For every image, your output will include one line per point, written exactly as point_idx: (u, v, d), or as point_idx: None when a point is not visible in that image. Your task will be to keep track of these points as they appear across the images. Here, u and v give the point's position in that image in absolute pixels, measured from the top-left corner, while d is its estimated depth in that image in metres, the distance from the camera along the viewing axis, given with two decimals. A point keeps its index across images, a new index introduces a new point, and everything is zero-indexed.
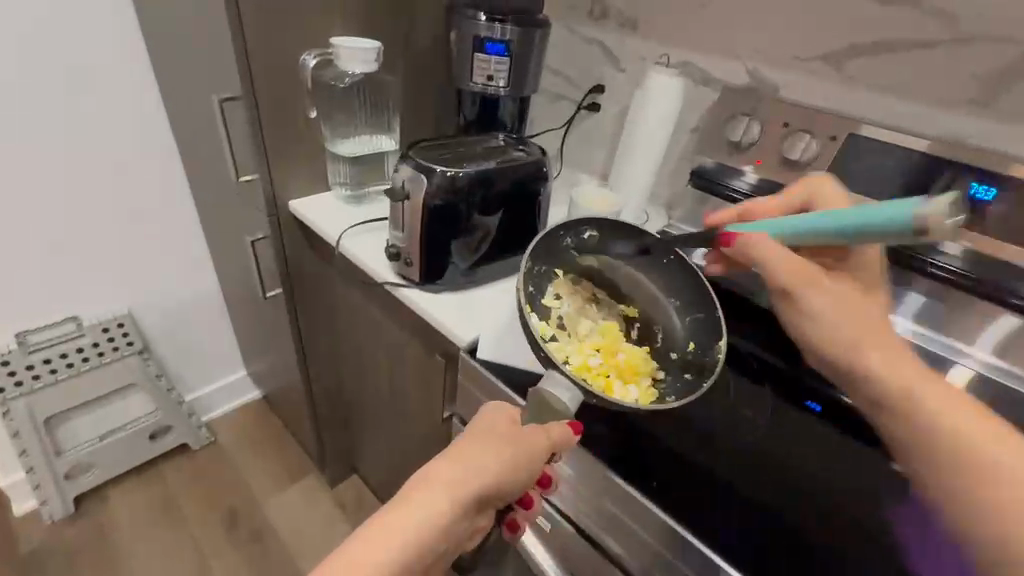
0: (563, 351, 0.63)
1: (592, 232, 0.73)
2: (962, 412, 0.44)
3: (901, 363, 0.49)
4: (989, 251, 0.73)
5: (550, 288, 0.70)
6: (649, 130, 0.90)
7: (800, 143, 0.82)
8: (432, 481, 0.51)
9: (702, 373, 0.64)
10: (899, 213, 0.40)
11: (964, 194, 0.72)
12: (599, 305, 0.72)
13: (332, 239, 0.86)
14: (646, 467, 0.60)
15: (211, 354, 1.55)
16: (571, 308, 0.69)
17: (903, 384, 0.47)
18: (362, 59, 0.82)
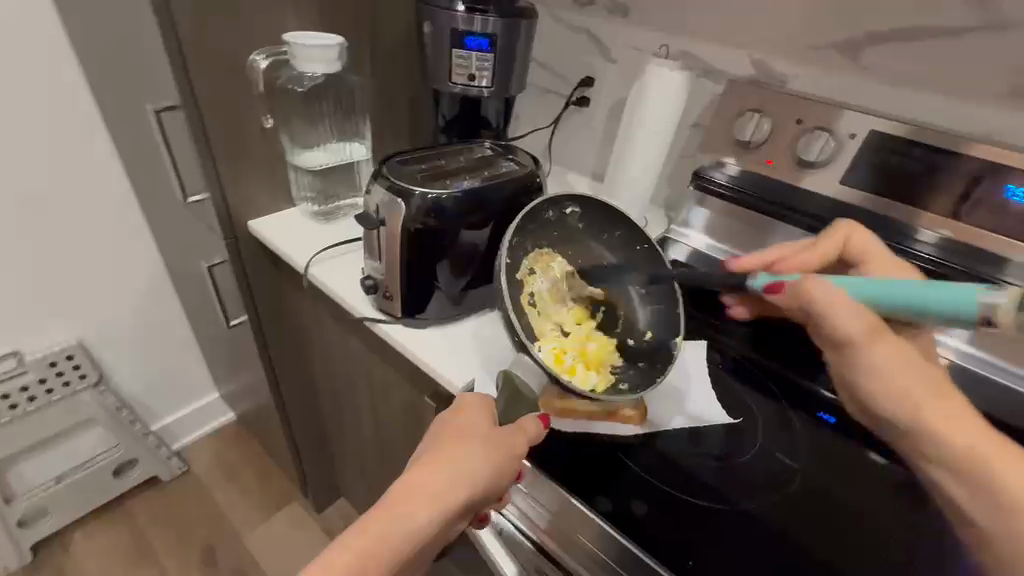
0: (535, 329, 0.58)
1: (574, 207, 0.65)
2: (976, 431, 0.39)
3: (915, 369, 0.42)
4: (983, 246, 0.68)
5: (527, 262, 0.61)
6: (649, 131, 0.81)
7: (815, 141, 0.75)
8: (425, 477, 0.48)
9: (656, 367, 0.61)
10: (964, 305, 0.40)
11: (1000, 196, 0.66)
12: (571, 287, 0.64)
13: (299, 265, 0.76)
14: (683, 541, 0.47)
15: (177, 379, 1.43)
16: (546, 287, 0.62)
17: (916, 399, 0.41)
18: (324, 59, 0.71)
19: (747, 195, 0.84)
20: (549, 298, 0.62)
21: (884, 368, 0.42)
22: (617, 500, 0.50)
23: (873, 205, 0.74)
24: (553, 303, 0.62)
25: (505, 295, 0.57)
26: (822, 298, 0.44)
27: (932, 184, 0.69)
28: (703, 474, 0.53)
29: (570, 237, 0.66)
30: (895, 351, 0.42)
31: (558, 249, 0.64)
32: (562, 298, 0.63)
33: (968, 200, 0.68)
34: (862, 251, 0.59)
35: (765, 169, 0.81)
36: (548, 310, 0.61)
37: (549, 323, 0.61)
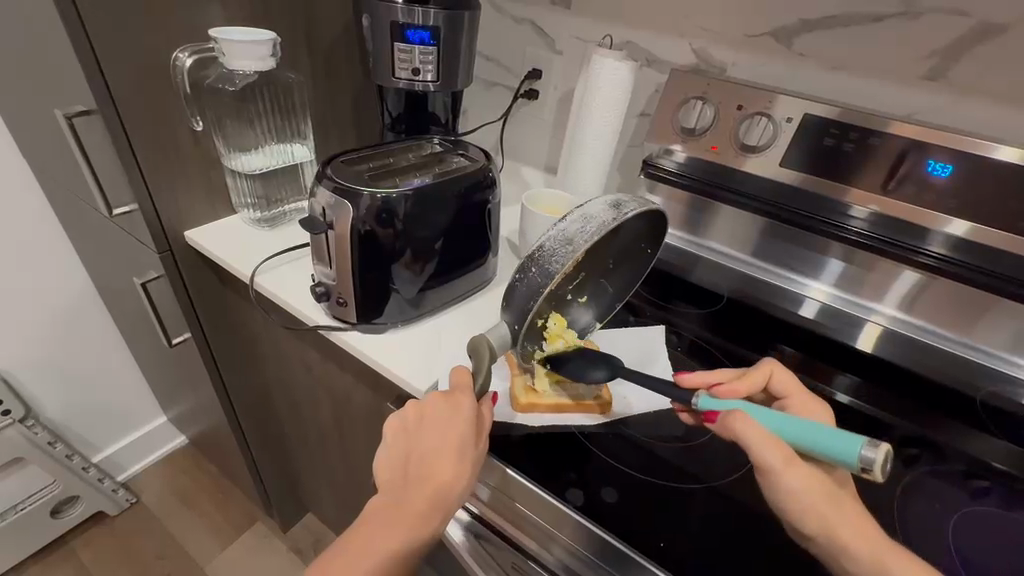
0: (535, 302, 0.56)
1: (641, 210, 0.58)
2: (872, 540, 0.42)
3: (826, 490, 0.43)
4: (917, 220, 0.71)
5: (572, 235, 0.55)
6: (599, 121, 0.82)
7: (756, 127, 0.78)
8: (416, 491, 0.46)
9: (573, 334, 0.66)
10: (846, 453, 0.42)
11: (921, 172, 0.70)
12: None
13: (244, 277, 0.72)
14: (660, 527, 0.48)
15: (116, 405, 1.34)
16: None
17: (831, 519, 0.42)
18: (257, 56, 0.67)
19: (691, 178, 0.87)
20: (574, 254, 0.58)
21: (801, 492, 0.43)
22: (588, 491, 0.51)
23: (812, 185, 0.77)
24: None
25: (544, 292, 0.53)
26: (747, 436, 0.44)
27: (867, 163, 0.73)
28: (680, 460, 0.54)
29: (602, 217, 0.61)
30: (811, 475, 0.43)
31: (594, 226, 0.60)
32: None
33: (896, 178, 0.71)
34: (783, 389, 0.56)
35: (711, 155, 0.84)
36: None
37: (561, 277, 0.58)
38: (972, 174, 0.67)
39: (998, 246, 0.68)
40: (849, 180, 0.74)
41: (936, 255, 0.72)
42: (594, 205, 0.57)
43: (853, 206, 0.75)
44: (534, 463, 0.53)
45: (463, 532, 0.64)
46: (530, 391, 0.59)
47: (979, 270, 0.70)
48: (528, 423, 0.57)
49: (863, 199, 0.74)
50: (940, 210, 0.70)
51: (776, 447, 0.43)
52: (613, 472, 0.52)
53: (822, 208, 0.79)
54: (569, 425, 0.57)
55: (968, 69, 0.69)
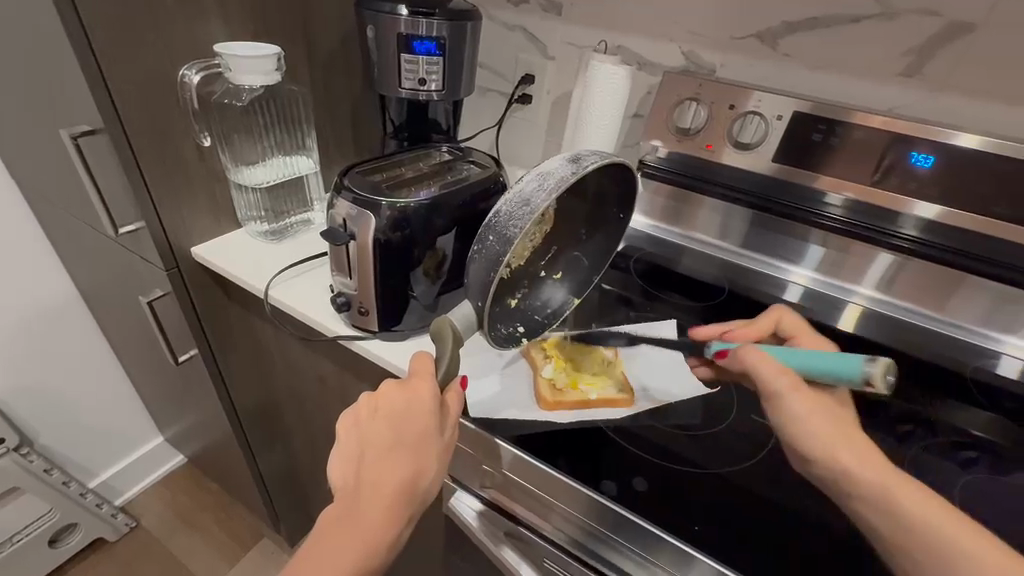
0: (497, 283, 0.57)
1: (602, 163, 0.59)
2: (880, 469, 0.44)
3: (826, 419, 0.48)
4: (880, 202, 0.77)
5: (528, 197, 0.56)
6: (597, 123, 0.84)
7: (748, 125, 0.82)
8: (383, 485, 0.47)
9: (550, 318, 0.67)
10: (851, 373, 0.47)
11: (904, 162, 0.74)
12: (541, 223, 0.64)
13: (257, 291, 0.72)
14: (687, 511, 0.50)
15: (112, 428, 1.31)
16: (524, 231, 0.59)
17: (834, 447, 0.46)
18: (262, 70, 0.67)
19: (675, 175, 0.92)
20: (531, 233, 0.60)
21: (806, 416, 0.48)
22: (620, 482, 0.53)
23: (789, 176, 0.81)
24: None
25: (502, 260, 0.53)
26: (755, 365, 0.51)
27: (851, 158, 0.77)
28: (701, 448, 0.56)
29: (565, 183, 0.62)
30: (812, 402, 0.49)
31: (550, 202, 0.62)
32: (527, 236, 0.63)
33: (880, 169, 0.75)
34: (790, 329, 0.64)
35: (707, 153, 0.87)
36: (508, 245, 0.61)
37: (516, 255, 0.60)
38: (951, 164, 0.71)
39: (972, 228, 0.72)
40: (836, 172, 0.78)
41: (913, 238, 0.78)
42: (556, 161, 0.58)
43: (828, 193, 0.80)
44: (561, 455, 0.55)
45: (477, 522, 0.66)
46: (555, 389, 0.61)
47: (952, 250, 0.76)
48: (552, 421, 0.58)
49: (834, 185, 0.79)
50: (920, 197, 0.74)
51: (778, 369, 0.50)
52: (642, 465, 0.54)
53: (799, 196, 0.84)
54: (595, 419, 0.59)
55: (943, 65, 0.74)
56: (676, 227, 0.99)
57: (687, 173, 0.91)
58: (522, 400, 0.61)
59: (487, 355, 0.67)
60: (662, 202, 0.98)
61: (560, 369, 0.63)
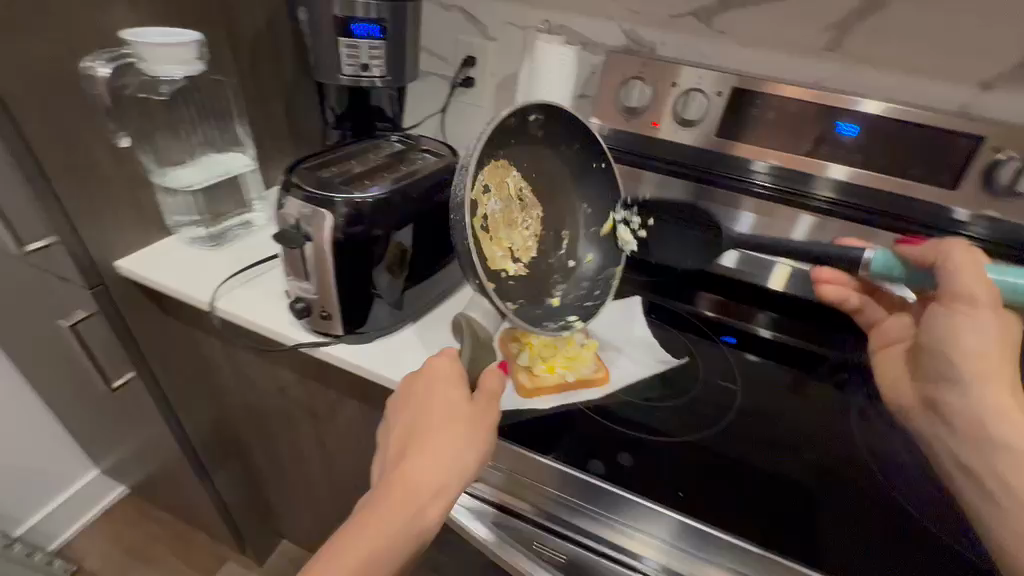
0: (488, 256, 0.58)
1: (535, 113, 0.61)
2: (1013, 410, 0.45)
3: (991, 343, 0.47)
4: (795, 165, 0.82)
5: (481, 177, 0.57)
6: (546, 105, 0.83)
7: (692, 101, 0.84)
8: (401, 485, 0.43)
9: (594, 298, 0.66)
10: None
11: (833, 131, 0.79)
12: (523, 207, 0.64)
13: (202, 303, 0.66)
14: (669, 479, 0.52)
15: (36, 467, 1.18)
16: (497, 206, 0.60)
17: (982, 372, 0.47)
18: (182, 60, 0.61)
19: (615, 150, 0.94)
20: (502, 220, 0.61)
21: (967, 336, 0.48)
22: (606, 460, 0.54)
23: (720, 146, 0.86)
24: (506, 227, 0.62)
25: (468, 233, 0.52)
26: (950, 271, 0.50)
27: (785, 130, 0.81)
28: (677, 417, 0.59)
29: (521, 142, 0.62)
30: (1000, 323, 0.47)
31: (509, 163, 0.61)
32: (515, 220, 0.63)
33: (812, 139, 0.80)
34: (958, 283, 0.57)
35: (652, 130, 0.89)
36: (500, 235, 0.61)
37: (500, 247, 0.61)
38: (872, 132, 0.77)
39: (881, 186, 0.79)
40: (774, 144, 0.83)
41: (829, 199, 0.84)
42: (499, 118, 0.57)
43: (753, 160, 0.85)
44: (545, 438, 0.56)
45: (469, 516, 0.64)
46: (532, 375, 0.61)
47: (863, 208, 0.83)
48: (535, 408, 0.59)
49: (757, 153, 0.84)
50: (848, 163, 0.80)
51: (979, 280, 0.48)
52: (625, 440, 0.56)
53: (728, 165, 0.88)
54: (573, 401, 0.59)
55: (860, 39, 0.79)
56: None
57: (625, 147, 0.94)
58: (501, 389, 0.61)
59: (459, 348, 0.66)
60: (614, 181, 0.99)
61: (533, 354, 0.62)
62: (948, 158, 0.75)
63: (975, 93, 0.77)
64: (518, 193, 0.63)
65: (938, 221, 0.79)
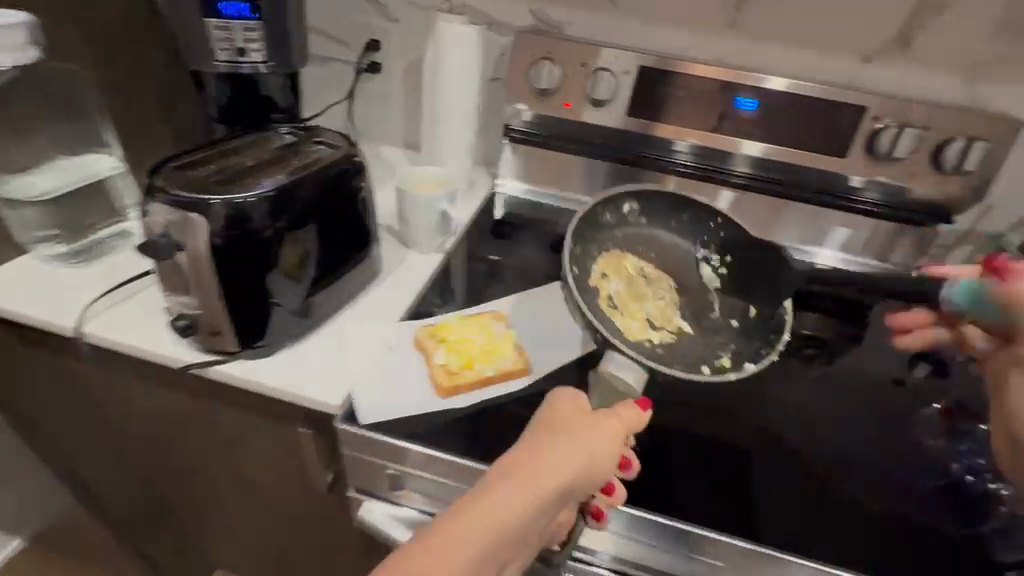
0: (621, 327, 0.67)
1: (629, 204, 0.79)
2: None
3: None
4: (710, 144, 0.85)
5: (596, 267, 0.73)
6: (454, 89, 0.80)
7: (601, 81, 0.83)
8: (519, 475, 0.40)
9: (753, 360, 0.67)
10: None
11: (734, 107, 0.82)
12: (649, 282, 0.73)
13: (65, 329, 0.58)
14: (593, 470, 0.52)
15: None
16: (620, 286, 0.71)
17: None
18: (6, 46, 0.51)
19: (538, 137, 0.91)
20: (629, 296, 0.71)
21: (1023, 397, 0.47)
22: None
23: (641, 128, 0.86)
24: (636, 300, 0.71)
25: (574, 308, 0.64)
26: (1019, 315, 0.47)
27: (690, 107, 0.83)
28: (602, 402, 0.58)
29: (632, 231, 0.78)
30: None
31: (625, 250, 0.76)
32: (645, 293, 0.72)
33: (717, 115, 0.83)
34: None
35: (565, 112, 0.88)
36: (632, 307, 0.69)
37: (637, 320, 0.68)
38: (768, 106, 0.80)
39: (789, 159, 0.83)
40: (682, 122, 0.84)
41: (745, 175, 0.87)
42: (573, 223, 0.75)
43: (673, 141, 0.87)
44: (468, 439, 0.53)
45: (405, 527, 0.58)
46: (449, 373, 0.56)
47: (777, 182, 0.86)
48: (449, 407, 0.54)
49: (675, 133, 0.85)
50: (750, 137, 0.83)
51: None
52: None
53: (649, 145, 0.89)
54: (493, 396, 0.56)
55: (753, 17, 0.82)
56: (546, 187, 0.97)
57: (549, 134, 0.91)
58: (413, 386, 0.55)
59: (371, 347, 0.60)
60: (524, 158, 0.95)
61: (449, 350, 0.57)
62: (839, 128, 0.79)
63: (859, 66, 0.82)
64: (643, 274, 0.74)
65: (836, 187, 0.84)
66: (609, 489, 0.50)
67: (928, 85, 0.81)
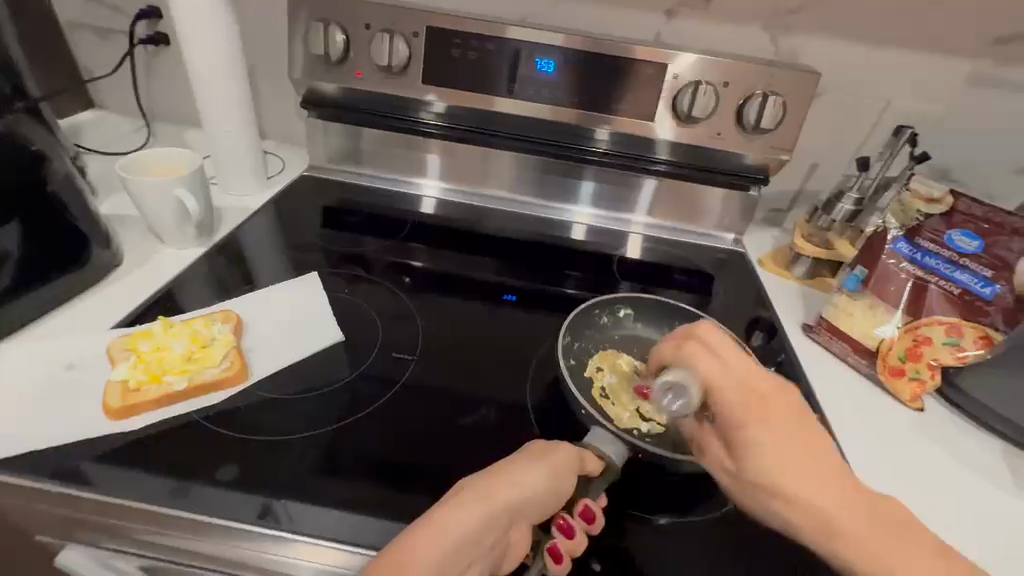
0: (609, 414, 0.56)
1: (626, 308, 0.71)
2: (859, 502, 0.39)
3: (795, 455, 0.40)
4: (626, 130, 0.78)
5: (590, 361, 0.63)
6: (210, 61, 0.71)
7: (386, 45, 0.75)
8: (463, 497, 0.41)
9: None
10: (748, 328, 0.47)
11: (535, 71, 0.76)
12: (648, 379, 0.61)
13: None
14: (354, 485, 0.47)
15: None
16: (615, 381, 0.60)
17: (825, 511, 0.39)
18: None
19: (463, 131, 0.83)
20: (624, 390, 0.59)
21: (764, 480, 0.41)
22: (204, 477, 0.46)
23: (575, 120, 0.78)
24: (629, 393, 0.59)
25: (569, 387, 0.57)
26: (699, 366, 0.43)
27: (489, 72, 0.76)
28: (324, 410, 0.53)
29: (631, 337, 0.69)
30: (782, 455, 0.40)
31: (621, 351, 0.66)
32: (640, 388, 0.60)
33: (521, 81, 0.76)
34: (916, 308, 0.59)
35: (359, 83, 0.80)
36: (622, 399, 0.58)
37: (627, 411, 0.56)
38: (567, 68, 0.75)
39: (704, 142, 0.77)
40: (483, 90, 0.77)
41: (664, 161, 0.81)
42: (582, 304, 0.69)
43: (597, 130, 0.79)
44: (132, 468, 0.46)
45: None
46: (128, 390, 0.50)
47: (694, 167, 0.81)
48: (123, 429, 0.48)
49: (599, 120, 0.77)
50: (554, 104, 0.77)
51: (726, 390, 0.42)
52: (240, 449, 0.48)
53: (569, 135, 0.81)
54: (185, 411, 0.50)
55: None
56: (470, 187, 0.89)
57: (470, 127, 0.83)
58: (85, 405, 0.50)
59: (47, 364, 0.52)
60: (382, 144, 0.87)
61: (132, 365, 0.51)
62: (641, 90, 0.75)
63: (663, 22, 0.77)
64: (641, 373, 0.62)
65: (738, 167, 0.80)
66: (567, 530, 0.43)
67: (730, 40, 0.78)
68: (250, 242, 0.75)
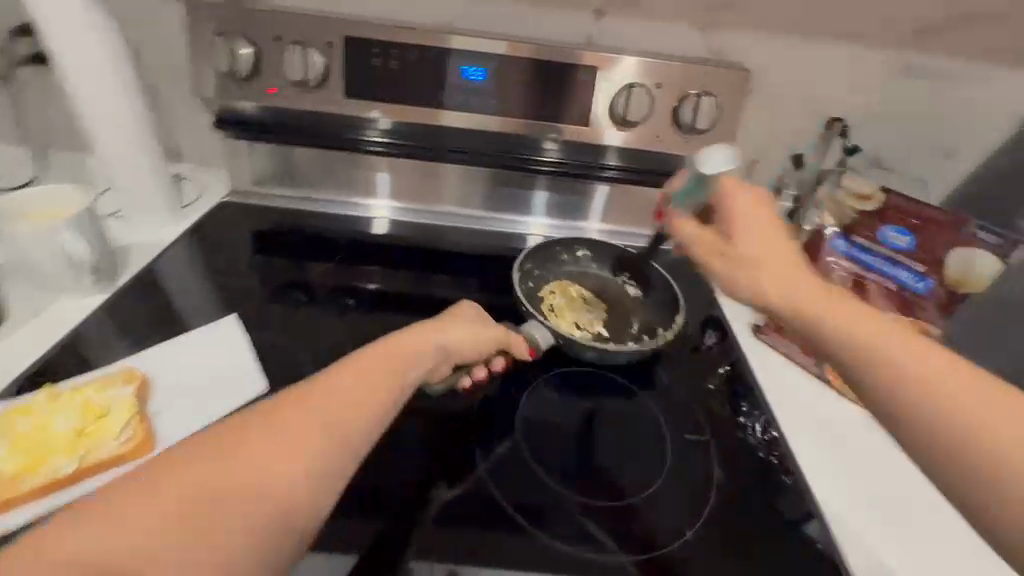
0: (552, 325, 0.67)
1: (584, 250, 0.79)
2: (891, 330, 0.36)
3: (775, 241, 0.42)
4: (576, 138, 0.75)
5: (546, 282, 0.75)
6: (94, 84, 0.64)
7: (299, 58, 0.70)
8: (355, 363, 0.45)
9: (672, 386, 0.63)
10: None
11: (463, 79, 0.72)
12: (590, 302, 0.73)
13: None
14: None
15: None
16: (562, 299, 0.72)
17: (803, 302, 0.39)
18: None
19: (403, 148, 0.77)
20: (570, 307, 0.71)
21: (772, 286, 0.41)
22: None
23: (520, 129, 0.74)
24: (572, 311, 0.71)
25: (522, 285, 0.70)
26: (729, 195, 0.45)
27: (416, 81, 0.72)
28: None
29: (587, 272, 0.78)
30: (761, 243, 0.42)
31: (575, 279, 0.77)
32: (580, 307, 0.72)
33: (449, 90, 0.72)
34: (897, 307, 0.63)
35: (274, 99, 0.73)
36: (563, 313, 0.70)
37: (566, 322, 0.69)
38: (495, 75, 0.71)
39: (649, 146, 0.75)
40: (410, 100, 0.73)
41: (614, 167, 0.78)
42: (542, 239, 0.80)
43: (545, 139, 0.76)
44: None
45: None
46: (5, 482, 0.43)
47: (642, 172, 0.79)
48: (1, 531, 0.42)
49: (544, 129, 0.74)
50: (486, 111, 0.74)
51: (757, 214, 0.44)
52: None
53: (515, 144, 0.77)
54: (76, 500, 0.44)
55: None
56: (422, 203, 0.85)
57: (409, 142, 0.77)
58: None
59: None
60: (309, 161, 0.81)
61: (11, 452, 0.45)
62: (582, 96, 0.72)
63: (593, 22, 0.74)
64: (588, 298, 0.74)
65: (679, 169, 0.78)
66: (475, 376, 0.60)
67: (661, 38, 0.76)
68: (164, 280, 0.68)
